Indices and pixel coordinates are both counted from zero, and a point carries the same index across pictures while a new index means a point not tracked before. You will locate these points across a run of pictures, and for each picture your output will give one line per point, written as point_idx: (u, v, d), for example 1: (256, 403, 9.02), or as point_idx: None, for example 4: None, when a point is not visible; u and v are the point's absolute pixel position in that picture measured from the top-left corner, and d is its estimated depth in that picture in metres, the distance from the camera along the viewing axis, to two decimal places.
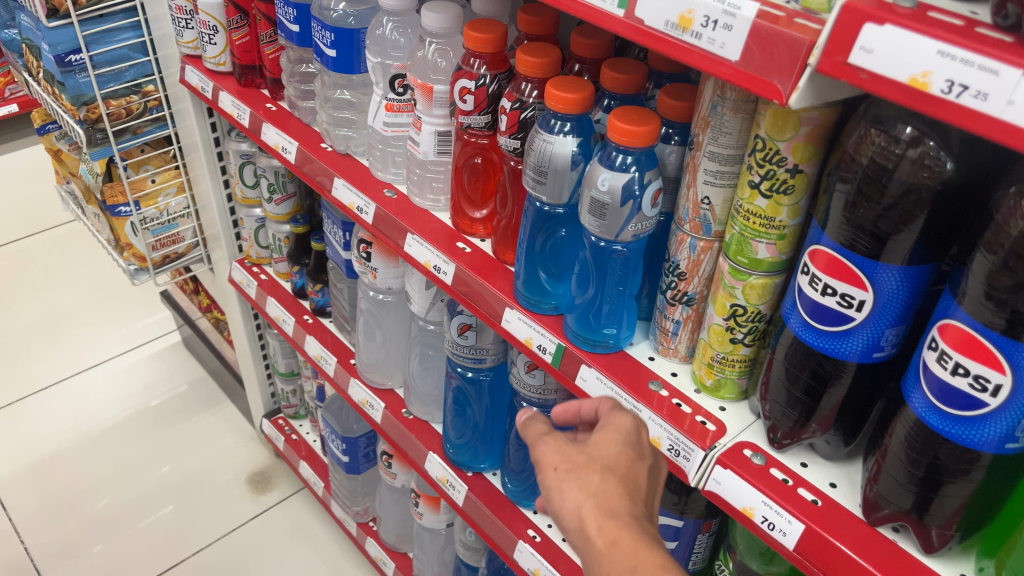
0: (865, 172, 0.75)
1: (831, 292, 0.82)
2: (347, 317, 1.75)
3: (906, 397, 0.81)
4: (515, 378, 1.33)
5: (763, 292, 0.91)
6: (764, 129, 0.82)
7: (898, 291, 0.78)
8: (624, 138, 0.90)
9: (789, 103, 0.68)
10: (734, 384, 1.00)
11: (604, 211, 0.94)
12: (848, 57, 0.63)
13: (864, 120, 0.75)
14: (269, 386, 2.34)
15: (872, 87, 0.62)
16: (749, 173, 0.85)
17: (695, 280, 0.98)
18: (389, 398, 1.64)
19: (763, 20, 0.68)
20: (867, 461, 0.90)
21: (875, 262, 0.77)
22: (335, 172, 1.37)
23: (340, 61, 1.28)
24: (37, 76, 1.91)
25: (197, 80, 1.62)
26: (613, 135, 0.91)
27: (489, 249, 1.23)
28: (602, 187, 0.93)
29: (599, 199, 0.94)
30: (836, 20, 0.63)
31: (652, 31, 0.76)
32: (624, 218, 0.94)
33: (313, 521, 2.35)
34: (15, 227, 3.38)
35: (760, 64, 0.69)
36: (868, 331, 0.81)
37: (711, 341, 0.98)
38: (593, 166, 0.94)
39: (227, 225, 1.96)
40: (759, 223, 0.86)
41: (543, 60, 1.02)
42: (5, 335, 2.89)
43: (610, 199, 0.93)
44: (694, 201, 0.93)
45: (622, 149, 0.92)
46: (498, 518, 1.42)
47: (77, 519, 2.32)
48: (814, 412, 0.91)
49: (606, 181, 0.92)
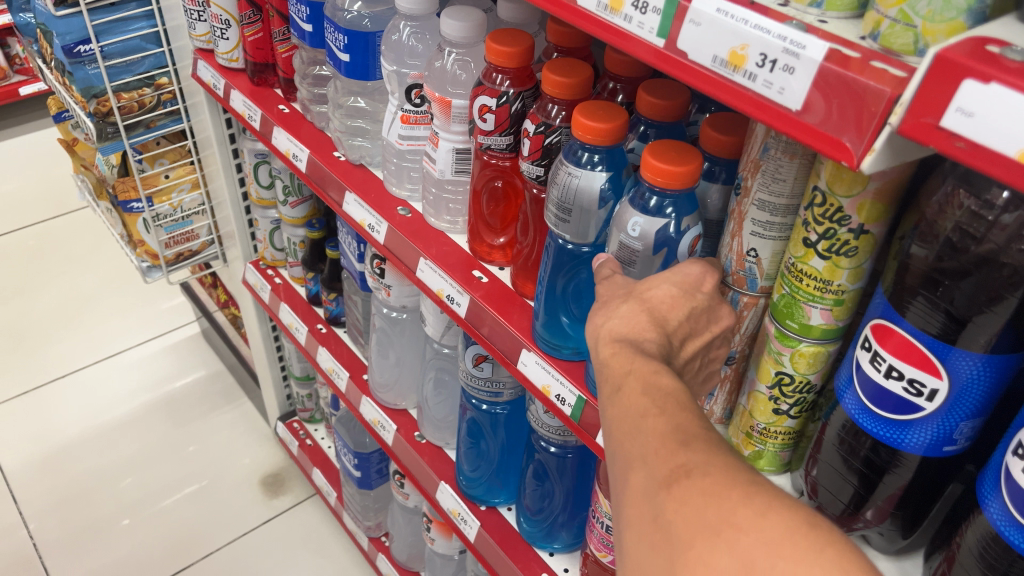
0: (946, 240, 0.63)
1: (895, 375, 0.69)
2: (361, 330, 1.66)
3: (979, 501, 0.69)
4: (533, 416, 1.22)
5: (813, 361, 0.79)
6: (824, 180, 0.70)
7: (978, 379, 0.66)
8: (660, 177, 0.77)
9: (860, 167, 0.56)
10: (775, 456, 0.88)
11: (635, 258, 0.83)
12: (940, 119, 0.51)
13: (949, 178, 0.63)
14: (284, 388, 2.27)
15: (970, 159, 0.50)
16: (804, 230, 0.73)
17: (736, 339, 0.88)
18: (401, 419, 1.55)
19: (832, 64, 0.56)
20: (931, 559, 0.78)
21: (950, 347, 0.65)
22: (346, 185, 1.27)
23: (354, 67, 1.18)
24: (50, 64, 1.84)
25: (210, 76, 1.53)
26: (648, 175, 0.78)
27: (508, 280, 1.12)
28: (632, 233, 0.82)
29: (630, 245, 0.83)
30: (925, 72, 0.51)
31: (696, 67, 0.65)
32: (656, 266, 0.84)
33: (324, 530, 2.27)
34: (40, 209, 3.34)
35: (827, 118, 0.57)
36: (936, 423, 0.69)
37: (753, 410, 0.86)
38: (624, 206, 0.83)
39: (242, 225, 1.87)
40: (813, 285, 0.74)
41: (572, 80, 0.91)
42: (25, 319, 2.85)
43: (642, 246, 0.82)
44: (739, 252, 0.82)
45: (657, 191, 0.80)
46: (511, 560, 1.32)
47: (86, 513, 2.26)
48: (868, 501, 0.80)
49: (637, 226, 0.81)
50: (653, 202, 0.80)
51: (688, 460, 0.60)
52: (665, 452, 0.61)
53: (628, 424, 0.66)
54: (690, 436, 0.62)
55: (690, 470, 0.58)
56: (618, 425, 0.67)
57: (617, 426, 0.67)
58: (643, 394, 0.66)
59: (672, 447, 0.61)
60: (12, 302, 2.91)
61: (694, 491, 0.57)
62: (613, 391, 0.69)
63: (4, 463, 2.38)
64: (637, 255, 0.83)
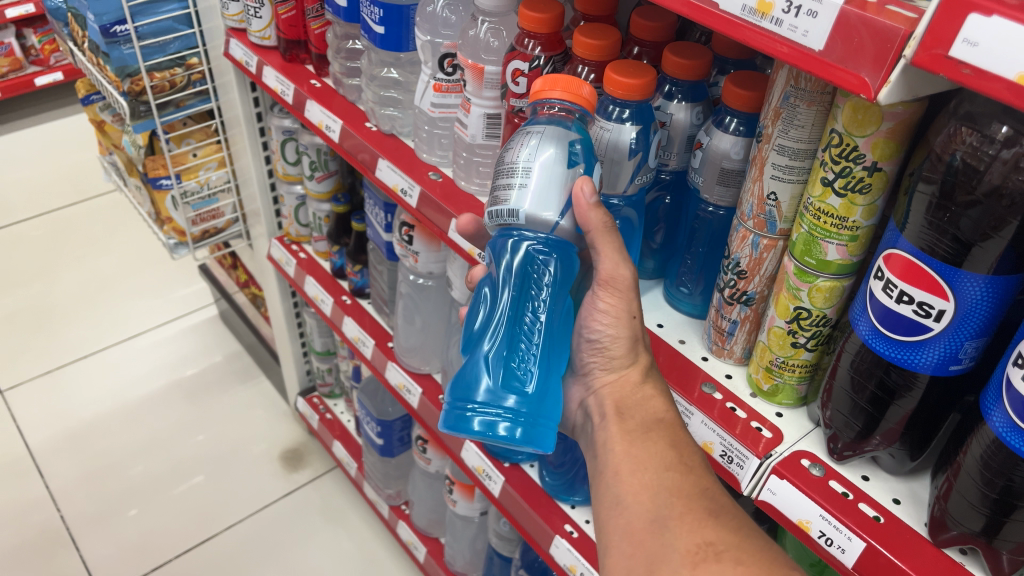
0: (951, 171, 0.70)
1: (906, 299, 0.76)
2: (386, 299, 1.74)
3: (983, 414, 0.75)
4: None
5: (829, 295, 0.87)
6: (841, 123, 0.76)
7: (982, 300, 0.72)
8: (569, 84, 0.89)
9: (877, 97, 0.63)
10: (792, 390, 0.97)
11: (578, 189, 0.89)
12: (949, 49, 0.57)
13: (954, 117, 0.70)
14: (304, 364, 2.33)
15: (974, 84, 0.56)
16: (823, 169, 0.80)
17: (756, 280, 0.95)
18: (426, 383, 1.59)
19: (852, 7, 0.63)
20: (936, 478, 0.85)
21: (957, 270, 0.71)
22: (379, 153, 1.34)
23: (388, 39, 1.26)
24: (82, 46, 1.90)
25: (242, 54, 1.61)
26: (560, 92, 0.89)
27: None
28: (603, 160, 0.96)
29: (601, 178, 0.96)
30: (937, 9, 0.57)
31: (725, 15, 0.72)
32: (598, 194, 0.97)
33: (343, 502, 2.34)
34: (58, 196, 3.41)
35: (844, 55, 0.64)
36: (945, 342, 0.76)
37: (772, 344, 0.94)
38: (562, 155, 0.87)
39: (268, 201, 1.94)
40: (830, 222, 0.81)
41: (602, 43, 0.98)
42: (45, 303, 2.92)
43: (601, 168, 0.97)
44: (759, 196, 0.89)
45: (542, 104, 0.91)
46: (535, 512, 1.38)
47: (112, 487, 2.33)
48: (879, 425, 0.86)
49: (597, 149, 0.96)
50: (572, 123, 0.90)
51: (715, 540, 0.79)
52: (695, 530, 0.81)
53: (651, 474, 0.87)
54: (719, 509, 0.83)
55: (719, 554, 0.78)
56: (630, 461, 0.90)
57: (634, 460, 0.90)
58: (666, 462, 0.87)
59: (702, 522, 0.81)
60: (33, 286, 2.98)
61: (725, 570, 0.76)
62: (640, 429, 0.92)
63: (30, 440, 2.45)
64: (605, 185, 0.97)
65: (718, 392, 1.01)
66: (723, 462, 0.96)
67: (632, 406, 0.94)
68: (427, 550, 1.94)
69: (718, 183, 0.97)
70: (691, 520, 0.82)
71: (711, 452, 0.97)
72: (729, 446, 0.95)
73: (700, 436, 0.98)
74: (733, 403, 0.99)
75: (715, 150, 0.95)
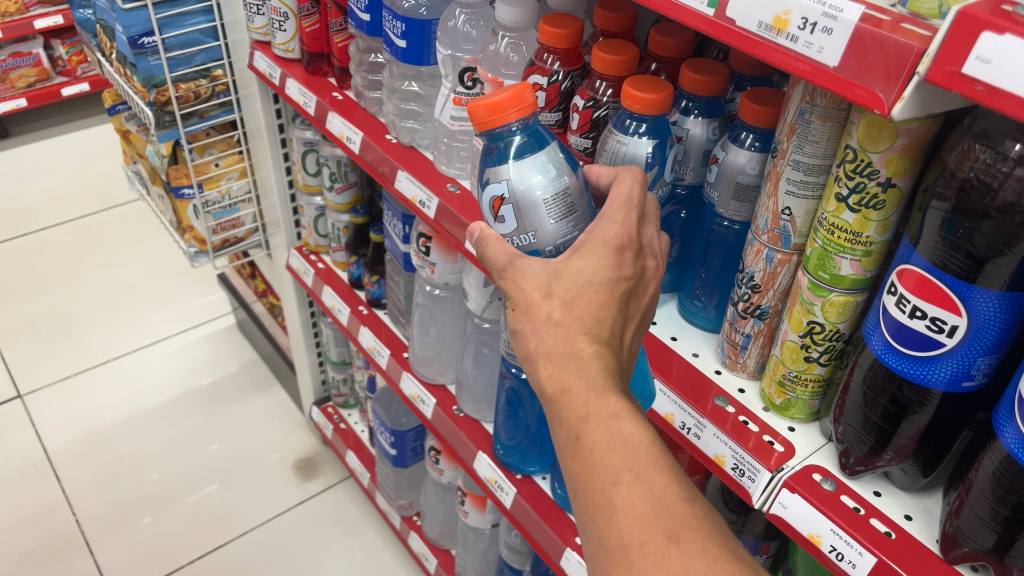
0: (964, 189, 0.70)
1: (919, 314, 0.76)
2: (401, 310, 1.75)
3: (996, 430, 0.75)
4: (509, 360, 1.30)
5: (842, 310, 0.87)
6: (856, 139, 0.77)
7: (995, 317, 0.73)
8: (494, 112, 0.87)
9: (891, 114, 0.64)
10: (805, 404, 0.97)
11: (514, 206, 0.88)
12: (962, 66, 0.58)
13: (968, 134, 0.70)
14: (319, 374, 2.35)
15: (987, 100, 0.57)
16: (836, 185, 0.81)
17: (769, 294, 0.96)
18: (440, 394, 1.62)
19: (867, 24, 0.64)
20: (948, 495, 0.85)
21: (971, 285, 0.72)
22: (399, 165, 1.37)
23: (410, 52, 1.28)
24: (110, 57, 1.94)
25: (266, 66, 1.64)
26: (488, 120, 0.87)
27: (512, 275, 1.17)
28: (547, 174, 0.87)
29: (547, 205, 0.87)
30: (950, 27, 0.58)
31: (743, 31, 0.73)
32: (584, 194, 0.91)
33: (355, 511, 2.35)
34: (81, 204, 3.46)
35: (857, 71, 0.65)
36: (958, 358, 0.76)
37: (784, 359, 0.95)
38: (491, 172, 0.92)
39: (288, 211, 1.96)
40: (844, 237, 0.82)
41: (621, 58, 1.00)
42: (66, 309, 2.96)
43: (555, 186, 0.87)
44: (774, 210, 0.90)
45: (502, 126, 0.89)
46: (546, 524, 1.38)
47: (126, 492, 2.34)
48: (891, 440, 0.86)
49: (544, 163, 0.88)
50: (538, 142, 0.89)
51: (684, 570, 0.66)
52: (659, 553, 0.67)
53: (599, 490, 0.71)
54: (681, 528, 0.68)
55: None
56: (582, 476, 0.73)
57: (582, 477, 0.73)
58: (615, 456, 0.71)
59: (664, 547, 0.67)
60: (54, 292, 3.02)
61: None
62: (573, 437, 0.74)
63: (48, 445, 2.47)
64: (572, 193, 0.89)
65: (731, 406, 1.01)
66: (735, 475, 0.96)
67: (560, 406, 0.76)
68: (437, 562, 1.95)
69: (733, 198, 0.98)
70: (654, 550, 0.67)
71: (722, 465, 0.97)
72: (740, 459, 0.95)
73: (711, 450, 0.99)
74: (745, 417, 0.99)
75: (731, 165, 0.96)
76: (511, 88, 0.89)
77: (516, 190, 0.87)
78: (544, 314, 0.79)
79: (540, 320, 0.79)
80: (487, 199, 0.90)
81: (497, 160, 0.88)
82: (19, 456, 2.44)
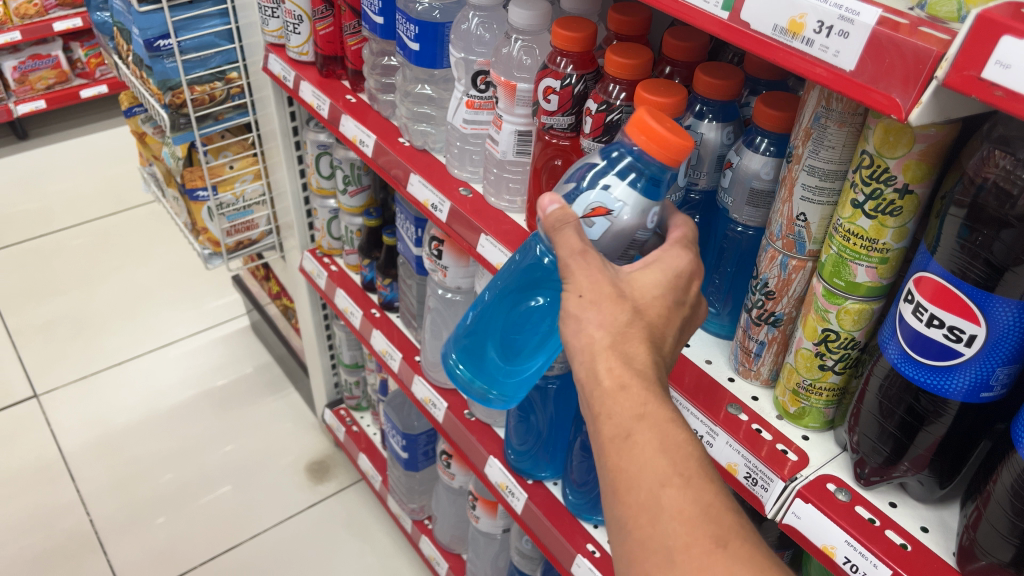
0: (985, 197, 0.69)
1: (937, 323, 0.75)
2: (414, 313, 1.74)
3: (1014, 442, 0.73)
4: None
5: (858, 318, 0.86)
6: (873, 144, 0.76)
7: (1014, 326, 0.71)
8: (663, 143, 0.83)
9: (908, 118, 0.63)
10: (819, 413, 0.96)
11: (609, 229, 0.87)
12: (981, 71, 0.57)
13: (987, 139, 0.69)
14: (332, 376, 2.35)
15: (1007, 106, 0.56)
16: (853, 191, 0.79)
17: (784, 301, 0.95)
18: (452, 399, 1.61)
19: (884, 28, 0.63)
20: (966, 507, 0.83)
21: (990, 294, 0.70)
22: (412, 168, 1.36)
23: (423, 56, 1.27)
24: (127, 59, 1.95)
25: (280, 69, 1.64)
26: (641, 139, 0.84)
27: None
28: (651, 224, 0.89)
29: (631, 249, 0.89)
30: (969, 30, 0.57)
31: (757, 35, 0.72)
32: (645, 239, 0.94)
33: (367, 513, 2.34)
34: (100, 205, 3.48)
35: (874, 74, 0.64)
36: (976, 368, 0.74)
37: (799, 366, 0.94)
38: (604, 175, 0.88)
39: (301, 214, 1.97)
40: (860, 244, 0.81)
41: (635, 62, 0.99)
42: (83, 309, 2.98)
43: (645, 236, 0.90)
44: (789, 217, 0.89)
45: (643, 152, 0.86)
46: (557, 530, 1.36)
47: (141, 492, 2.35)
48: (907, 451, 0.84)
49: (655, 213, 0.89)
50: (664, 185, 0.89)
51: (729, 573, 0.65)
52: (706, 556, 0.66)
53: (646, 490, 0.70)
54: (728, 534, 0.67)
55: None
56: (625, 475, 0.72)
57: (619, 479, 0.72)
58: (662, 455, 0.71)
59: (710, 551, 0.66)
60: (72, 293, 3.04)
61: None
62: (622, 434, 0.73)
63: (63, 445, 2.48)
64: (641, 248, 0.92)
65: (744, 414, 1.00)
66: (748, 484, 0.94)
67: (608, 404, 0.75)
68: (448, 566, 1.94)
69: (748, 204, 0.97)
70: (698, 554, 0.66)
71: (736, 474, 0.96)
72: (753, 468, 0.94)
73: (723, 458, 0.97)
74: (758, 425, 0.98)
75: (746, 170, 0.95)
76: (687, 136, 0.84)
77: (624, 218, 0.87)
78: (585, 319, 0.78)
79: (589, 323, 0.78)
80: (586, 202, 0.87)
81: (627, 182, 0.86)
82: (34, 456, 2.45)
